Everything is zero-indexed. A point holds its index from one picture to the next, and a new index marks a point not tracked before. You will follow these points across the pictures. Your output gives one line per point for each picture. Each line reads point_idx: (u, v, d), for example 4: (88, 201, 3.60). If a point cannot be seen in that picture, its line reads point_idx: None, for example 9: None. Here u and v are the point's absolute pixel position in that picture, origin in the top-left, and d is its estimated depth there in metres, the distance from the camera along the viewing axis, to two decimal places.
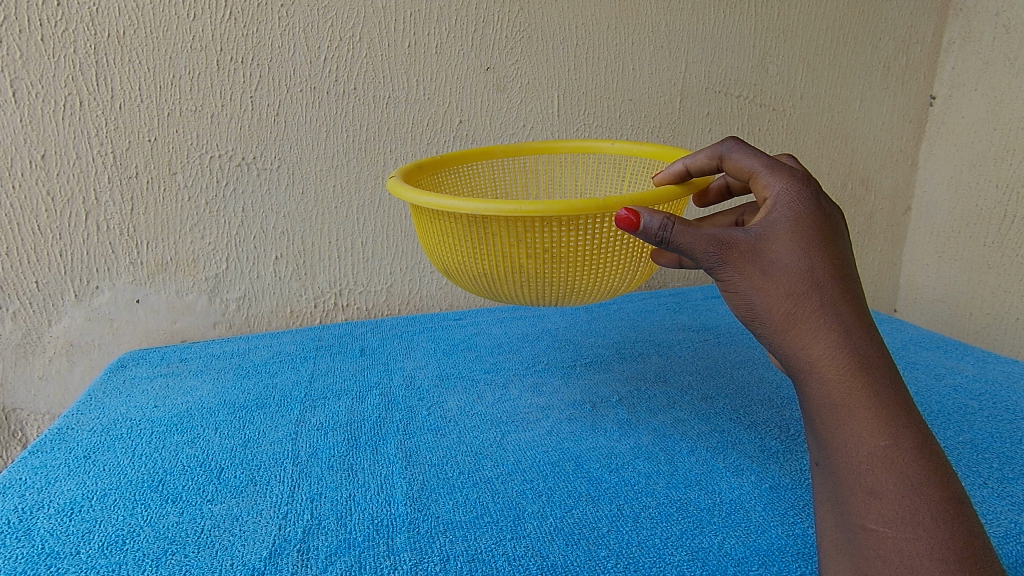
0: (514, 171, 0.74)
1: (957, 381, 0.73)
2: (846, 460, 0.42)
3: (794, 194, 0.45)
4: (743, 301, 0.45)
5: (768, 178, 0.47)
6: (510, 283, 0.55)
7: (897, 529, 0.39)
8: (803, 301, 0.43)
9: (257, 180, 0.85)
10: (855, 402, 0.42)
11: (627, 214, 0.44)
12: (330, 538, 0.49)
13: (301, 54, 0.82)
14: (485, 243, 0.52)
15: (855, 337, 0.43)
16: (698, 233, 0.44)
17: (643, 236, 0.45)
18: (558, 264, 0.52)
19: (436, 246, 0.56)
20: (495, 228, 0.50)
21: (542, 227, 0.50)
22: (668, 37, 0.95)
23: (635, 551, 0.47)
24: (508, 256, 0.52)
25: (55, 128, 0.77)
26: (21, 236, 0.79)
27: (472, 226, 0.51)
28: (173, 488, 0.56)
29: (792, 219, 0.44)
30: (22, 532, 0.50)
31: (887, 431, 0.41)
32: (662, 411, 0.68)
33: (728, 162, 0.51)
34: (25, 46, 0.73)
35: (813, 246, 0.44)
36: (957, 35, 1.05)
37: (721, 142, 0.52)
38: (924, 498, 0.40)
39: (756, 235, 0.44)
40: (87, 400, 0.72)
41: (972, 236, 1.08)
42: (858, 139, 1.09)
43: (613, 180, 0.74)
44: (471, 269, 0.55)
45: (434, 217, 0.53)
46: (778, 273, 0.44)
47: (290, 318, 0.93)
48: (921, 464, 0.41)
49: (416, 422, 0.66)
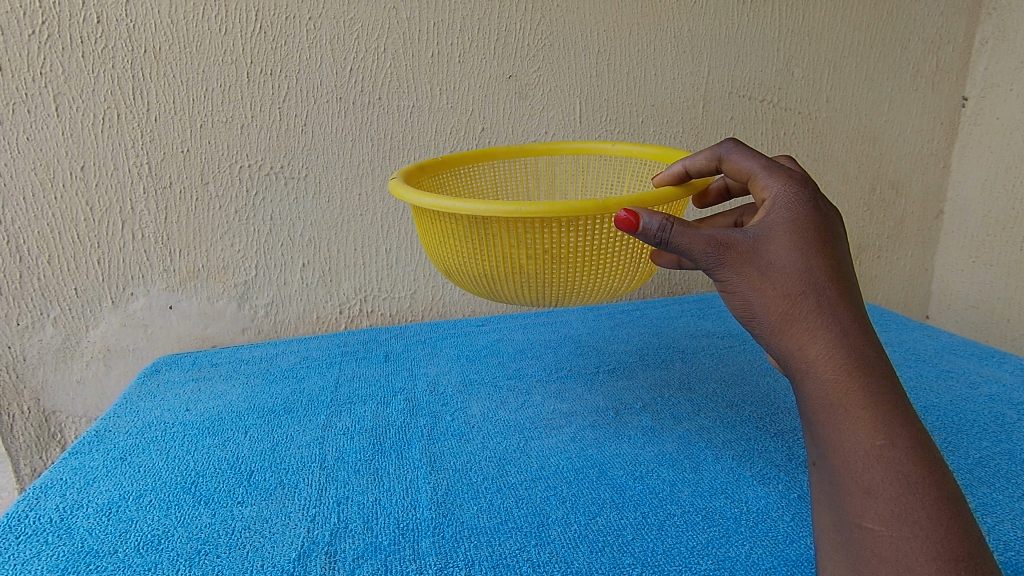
0: (515, 172, 0.74)
1: (993, 390, 0.72)
2: (843, 459, 0.41)
3: (792, 196, 0.45)
4: (740, 302, 0.45)
5: (766, 179, 0.47)
6: (510, 283, 0.55)
7: (894, 527, 0.39)
8: (801, 302, 0.43)
9: (285, 189, 0.87)
10: (852, 401, 0.42)
11: (626, 215, 0.44)
12: (357, 542, 0.49)
13: (328, 66, 0.83)
14: (486, 244, 0.52)
15: (853, 338, 0.43)
16: (696, 233, 0.43)
17: (643, 237, 0.44)
18: (559, 266, 0.52)
19: (436, 247, 0.57)
20: (495, 229, 0.51)
21: (542, 230, 0.50)
22: (691, 42, 0.94)
23: (661, 560, 0.47)
24: (509, 258, 0.53)
25: (94, 142, 0.80)
26: (61, 244, 0.82)
27: (473, 227, 0.52)
28: (206, 491, 0.57)
29: (790, 221, 0.44)
30: (63, 531, 0.52)
31: (883, 431, 0.41)
32: (687, 418, 0.68)
33: (727, 164, 0.51)
34: (67, 63, 0.76)
35: (812, 247, 0.43)
36: (990, 34, 1.03)
37: (719, 143, 0.52)
38: (920, 497, 0.39)
39: (755, 236, 0.44)
40: (123, 403, 0.74)
41: (1010, 240, 1.05)
42: (887, 141, 1.07)
43: (613, 181, 0.75)
44: (471, 270, 0.55)
45: (434, 218, 0.54)
46: (776, 274, 0.43)
47: (317, 324, 0.95)
48: (917, 463, 0.40)
49: (440, 427, 0.67)
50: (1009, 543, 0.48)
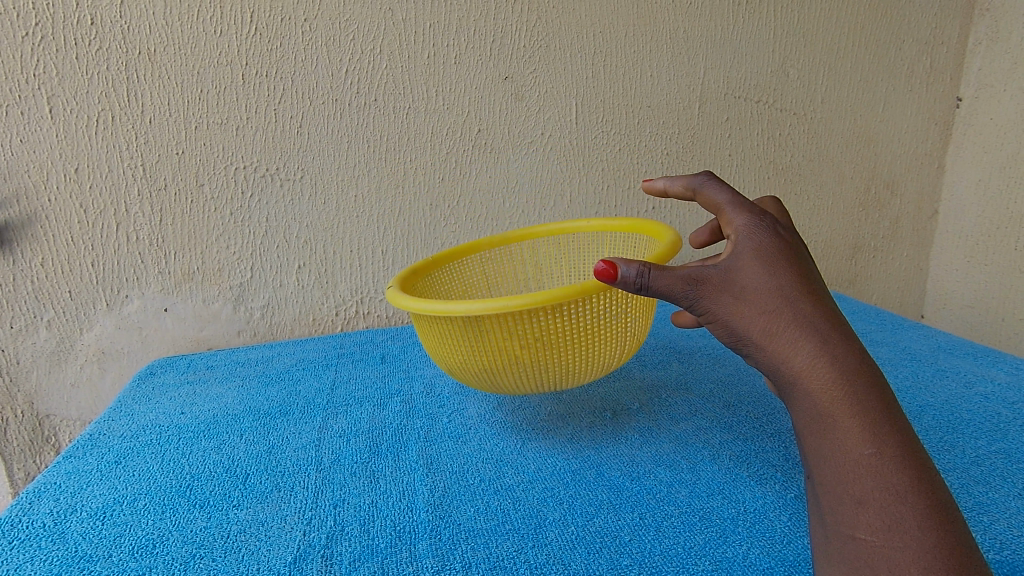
0: (498, 261, 0.79)
1: (989, 389, 0.72)
2: (832, 468, 0.41)
3: (754, 226, 0.47)
4: (725, 329, 0.46)
5: (732, 214, 0.49)
6: (510, 375, 0.57)
7: (884, 537, 0.37)
8: (777, 317, 0.43)
9: (281, 191, 0.87)
10: (840, 410, 0.41)
11: (604, 266, 0.45)
12: (353, 544, 0.49)
13: (324, 67, 0.83)
14: (484, 342, 0.54)
15: (837, 347, 0.42)
16: (673, 274, 0.45)
17: (623, 285, 0.46)
18: (550, 347, 0.54)
19: (435, 349, 0.59)
20: (489, 329, 0.53)
21: (530, 318, 0.52)
22: (687, 44, 0.95)
23: (658, 561, 0.46)
24: (508, 351, 0.54)
25: (89, 143, 0.79)
26: (56, 247, 0.82)
27: (468, 330, 0.54)
28: (201, 494, 0.56)
29: (756, 247, 0.45)
30: (57, 535, 0.51)
31: (872, 439, 0.40)
32: (684, 419, 0.68)
33: (700, 196, 0.52)
34: (61, 64, 0.76)
35: (780, 267, 0.44)
36: (983, 35, 1.04)
37: (695, 176, 0.54)
38: (910, 507, 0.38)
39: (727, 267, 0.45)
40: (117, 406, 0.74)
41: (1004, 240, 1.06)
42: (882, 142, 1.07)
43: (593, 257, 0.78)
44: (474, 369, 0.57)
45: (430, 325, 0.56)
46: (751, 296, 0.44)
47: (313, 326, 0.94)
48: (907, 471, 0.39)
49: (436, 429, 0.66)
50: (1005, 542, 0.48)
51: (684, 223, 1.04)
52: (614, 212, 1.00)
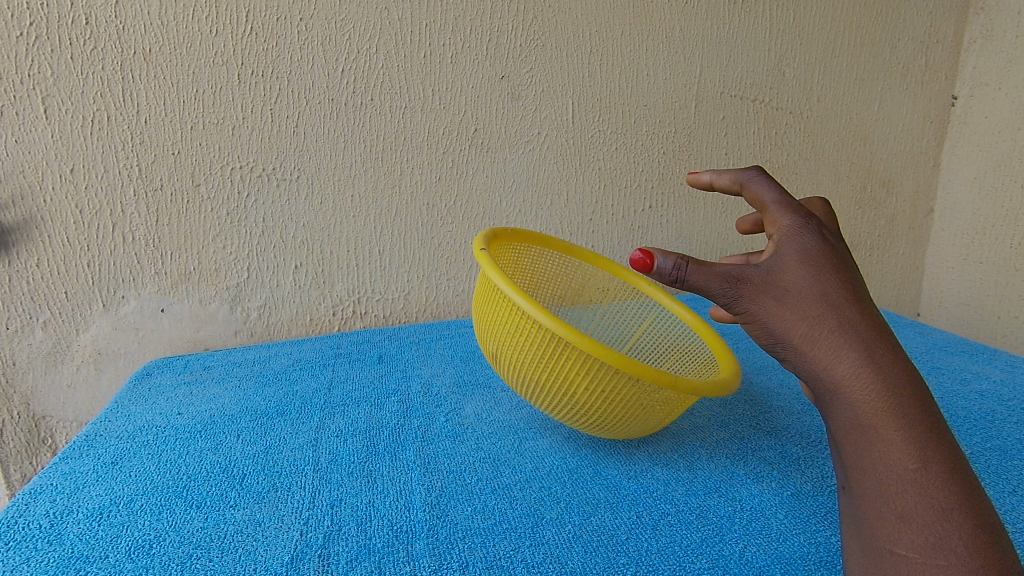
0: (553, 274, 0.77)
1: (983, 386, 0.72)
2: (875, 482, 0.40)
3: (799, 228, 0.47)
4: (763, 331, 0.46)
5: (776, 213, 0.49)
6: (552, 400, 0.56)
7: (928, 554, 0.36)
8: (819, 323, 0.43)
9: (277, 191, 0.86)
10: (884, 423, 0.40)
11: (641, 254, 0.47)
12: (350, 544, 0.49)
13: (320, 66, 0.83)
14: (554, 364, 0.53)
15: (881, 357, 0.42)
16: (711, 271, 0.45)
17: (658, 276, 0.47)
18: (602, 402, 0.54)
19: (496, 333, 0.57)
20: (569, 355, 0.52)
21: (609, 372, 0.51)
22: (683, 42, 0.95)
23: (656, 559, 0.46)
24: (569, 385, 0.54)
25: (84, 143, 0.79)
26: (51, 247, 0.81)
27: (550, 347, 0.52)
28: (198, 495, 0.56)
29: (800, 252, 0.45)
30: (53, 536, 0.51)
31: (917, 453, 0.39)
32: (681, 417, 0.68)
33: (747, 191, 0.53)
34: (56, 64, 0.75)
35: (824, 272, 0.44)
36: (978, 34, 1.04)
37: (744, 170, 0.54)
38: (956, 524, 0.37)
39: (768, 268, 0.46)
40: (114, 407, 0.73)
41: (998, 238, 1.06)
42: (878, 140, 1.08)
43: (627, 322, 0.81)
44: (524, 376, 0.56)
45: (513, 312, 0.54)
46: (792, 299, 0.44)
47: (310, 326, 0.94)
48: (953, 488, 0.38)
49: (434, 428, 0.67)
50: None
51: (682, 222, 1.04)
52: (611, 210, 1.00)
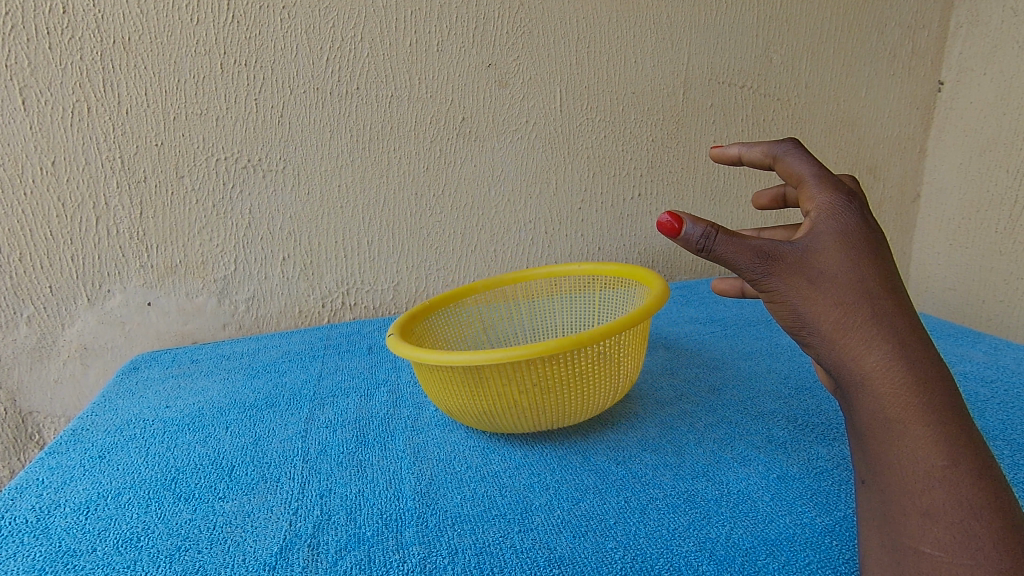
0: (496, 302, 0.81)
1: (968, 369, 0.73)
2: (901, 479, 0.40)
3: (839, 207, 0.45)
4: (791, 312, 0.45)
5: (814, 190, 0.47)
6: (511, 417, 0.57)
7: (954, 554, 0.37)
8: (854, 311, 0.43)
9: (263, 181, 0.86)
10: (913, 419, 0.40)
11: (670, 219, 0.45)
12: (340, 534, 0.49)
13: (304, 55, 0.82)
14: (483, 387, 0.55)
15: (913, 350, 0.42)
16: (742, 244, 0.44)
17: (685, 243, 0.46)
18: (541, 398, 0.55)
19: (437, 392, 0.59)
20: (489, 374, 0.54)
21: (523, 370, 0.53)
22: (670, 30, 0.95)
23: (643, 543, 0.47)
24: (504, 394, 0.55)
25: (65, 135, 0.78)
26: (33, 241, 0.80)
27: (468, 376, 0.54)
28: (186, 487, 0.56)
29: (840, 233, 0.44)
30: (39, 531, 0.50)
31: (947, 451, 0.39)
32: (669, 403, 0.68)
33: (780, 164, 0.50)
34: (33, 55, 0.74)
35: (862, 257, 0.44)
36: (964, 19, 1.04)
37: (779, 141, 0.51)
38: (985, 525, 0.37)
39: (803, 248, 0.45)
40: (102, 401, 0.73)
41: (983, 223, 1.06)
42: (865, 127, 1.08)
43: (585, 306, 0.81)
44: (473, 409, 0.58)
45: (432, 371, 0.57)
46: (827, 283, 0.44)
47: (299, 318, 0.94)
48: (982, 488, 0.38)
49: (423, 417, 0.67)
50: None
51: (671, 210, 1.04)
52: (599, 199, 1.00)
